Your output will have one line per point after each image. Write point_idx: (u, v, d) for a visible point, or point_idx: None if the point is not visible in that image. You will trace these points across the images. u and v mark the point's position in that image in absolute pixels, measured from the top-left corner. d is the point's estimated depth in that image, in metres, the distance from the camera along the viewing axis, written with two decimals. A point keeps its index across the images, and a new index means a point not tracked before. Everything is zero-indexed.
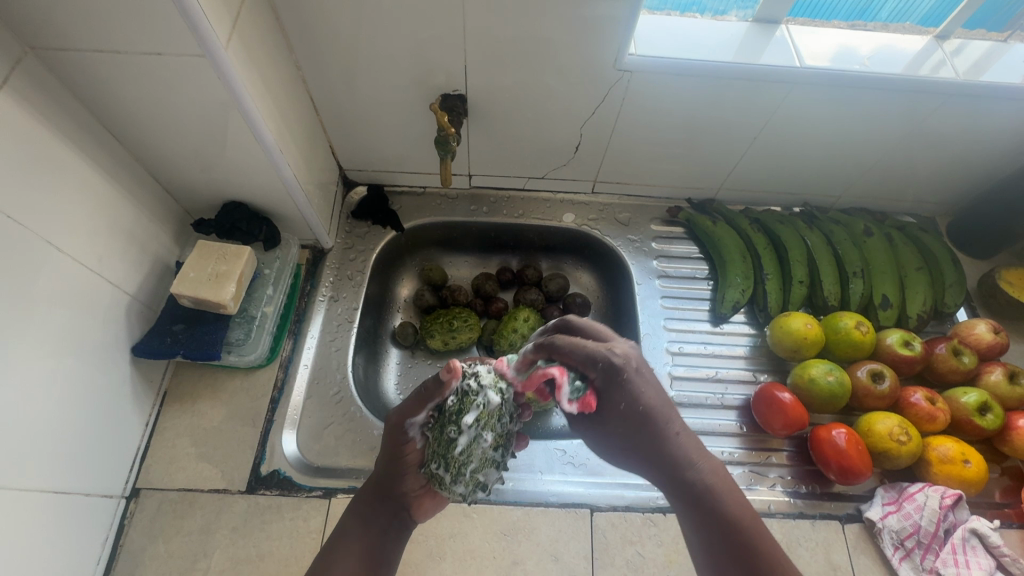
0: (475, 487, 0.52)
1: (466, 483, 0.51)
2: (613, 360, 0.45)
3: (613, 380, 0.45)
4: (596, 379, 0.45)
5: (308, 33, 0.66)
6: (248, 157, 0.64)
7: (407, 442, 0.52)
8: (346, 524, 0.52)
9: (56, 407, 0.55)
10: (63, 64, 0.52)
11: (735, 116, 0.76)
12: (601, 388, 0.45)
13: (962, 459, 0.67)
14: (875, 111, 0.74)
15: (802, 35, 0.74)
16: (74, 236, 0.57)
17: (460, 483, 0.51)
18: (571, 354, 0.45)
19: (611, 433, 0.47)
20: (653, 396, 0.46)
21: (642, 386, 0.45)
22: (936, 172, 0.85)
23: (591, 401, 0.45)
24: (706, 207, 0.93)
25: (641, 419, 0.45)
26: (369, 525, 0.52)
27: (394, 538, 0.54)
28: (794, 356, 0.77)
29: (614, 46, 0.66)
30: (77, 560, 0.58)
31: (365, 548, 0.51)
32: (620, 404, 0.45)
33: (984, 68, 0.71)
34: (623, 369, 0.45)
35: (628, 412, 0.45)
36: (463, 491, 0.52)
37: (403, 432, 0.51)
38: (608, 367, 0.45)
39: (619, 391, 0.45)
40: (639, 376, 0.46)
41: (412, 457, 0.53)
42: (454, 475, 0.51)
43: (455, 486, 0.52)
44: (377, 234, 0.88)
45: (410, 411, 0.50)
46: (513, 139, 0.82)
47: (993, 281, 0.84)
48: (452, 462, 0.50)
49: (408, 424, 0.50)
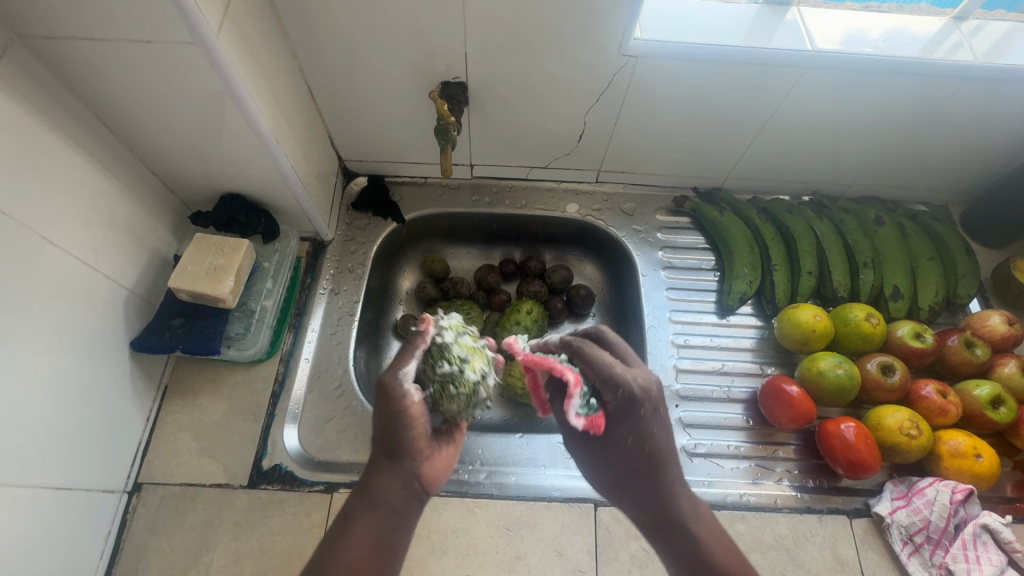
0: (484, 372, 0.54)
1: (473, 366, 0.53)
2: (632, 392, 0.47)
3: (628, 412, 0.48)
4: (611, 403, 0.48)
5: (303, 21, 0.64)
6: (245, 147, 0.63)
7: (404, 398, 0.51)
8: (349, 511, 0.48)
9: (55, 403, 0.55)
10: (51, 52, 0.50)
11: (743, 103, 0.74)
12: (613, 415, 0.48)
13: (974, 453, 0.65)
14: (889, 96, 0.72)
15: (814, 18, 0.71)
16: (69, 230, 0.56)
17: (469, 370, 0.53)
18: (594, 367, 0.49)
19: (611, 462, 0.49)
20: (662, 439, 0.48)
21: (651, 425, 0.48)
22: (950, 159, 0.83)
23: (599, 422, 0.47)
24: (713, 196, 0.91)
25: (647, 457, 0.48)
26: (379, 506, 0.48)
27: (410, 516, 0.49)
28: (803, 348, 0.76)
29: (619, 30, 0.64)
30: (81, 555, 0.58)
31: (377, 530, 0.47)
32: (628, 438, 0.48)
33: (1003, 50, 0.69)
34: (639, 405, 0.48)
35: (633, 443, 0.48)
36: (476, 379, 0.53)
37: (398, 386, 0.51)
38: (626, 397, 0.48)
39: (628, 421, 0.48)
40: (653, 415, 0.48)
41: (414, 414, 0.51)
42: (460, 362, 0.52)
43: (466, 375, 0.52)
44: (378, 226, 0.87)
45: (398, 364, 0.52)
46: (516, 127, 0.80)
47: (1008, 270, 0.82)
48: (453, 354, 0.53)
49: (401, 373, 0.51)
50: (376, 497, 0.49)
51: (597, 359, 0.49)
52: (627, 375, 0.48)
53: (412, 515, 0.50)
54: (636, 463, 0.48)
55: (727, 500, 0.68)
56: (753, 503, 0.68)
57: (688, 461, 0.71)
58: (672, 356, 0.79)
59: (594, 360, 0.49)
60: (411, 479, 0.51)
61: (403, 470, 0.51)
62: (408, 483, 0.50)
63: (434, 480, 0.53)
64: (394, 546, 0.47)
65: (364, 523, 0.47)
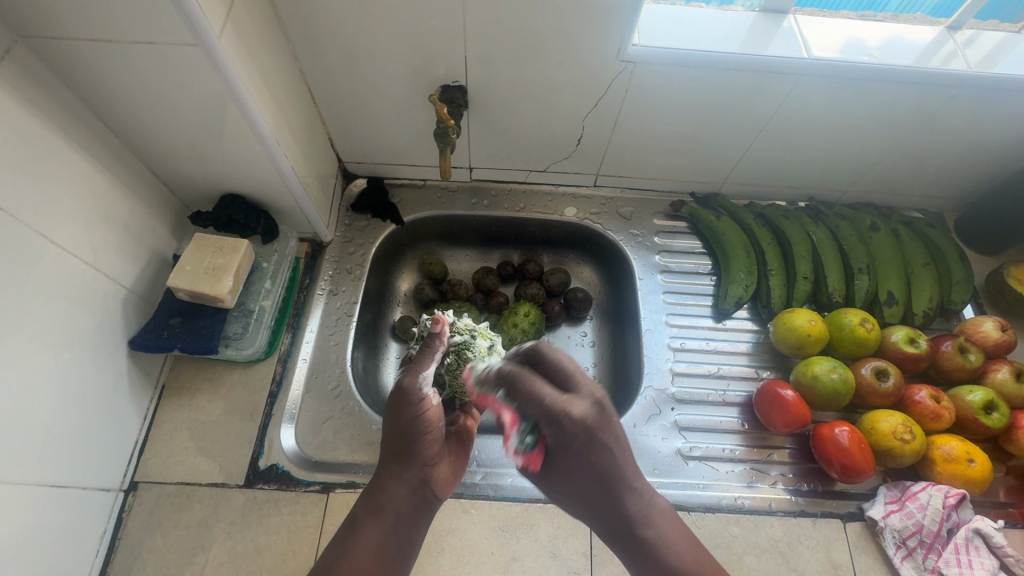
0: (493, 340, 0.64)
1: (482, 334, 0.63)
2: (564, 426, 0.47)
3: (564, 446, 0.48)
4: (548, 439, 0.49)
5: (305, 24, 0.65)
6: (245, 148, 0.63)
7: (423, 403, 0.51)
8: (356, 518, 0.50)
9: (53, 401, 0.55)
10: (54, 53, 0.51)
11: (740, 109, 0.75)
12: (551, 448, 0.49)
13: (966, 458, 0.66)
14: (883, 104, 0.73)
15: (810, 26, 0.72)
16: (70, 228, 0.56)
17: (479, 340, 0.62)
18: (529, 406, 0.48)
19: (560, 485, 0.51)
20: (609, 460, 0.48)
21: (594, 451, 0.48)
22: (944, 166, 0.83)
23: (537, 460, 0.51)
24: (710, 201, 0.92)
25: (594, 479, 0.48)
26: (385, 514, 0.49)
27: (416, 522, 0.51)
28: (798, 353, 0.76)
29: (617, 36, 0.65)
30: (77, 552, 0.58)
31: (381, 537, 0.48)
32: (570, 466, 0.49)
33: (997, 59, 0.70)
34: (576, 436, 0.47)
35: (574, 472, 0.49)
36: (487, 344, 0.62)
37: (417, 392, 0.51)
38: (559, 432, 0.47)
39: (566, 452, 0.48)
40: (593, 441, 0.48)
41: (430, 420, 0.52)
42: (469, 333, 0.62)
43: (477, 342, 0.61)
44: (377, 228, 0.87)
45: (417, 369, 0.53)
46: (514, 131, 0.81)
47: (1001, 277, 0.83)
48: (462, 329, 0.62)
49: (421, 378, 0.52)
50: (383, 504, 0.50)
51: (532, 395, 0.48)
52: (560, 409, 0.47)
53: (419, 520, 0.51)
54: (585, 485, 0.49)
55: (721, 503, 0.68)
56: (748, 506, 0.68)
57: (683, 464, 0.71)
58: (668, 360, 0.80)
59: (525, 401, 0.48)
60: (420, 484, 0.52)
61: (410, 474, 0.51)
62: (417, 489, 0.51)
63: (442, 484, 0.54)
64: (398, 553, 0.49)
65: (369, 532, 0.48)
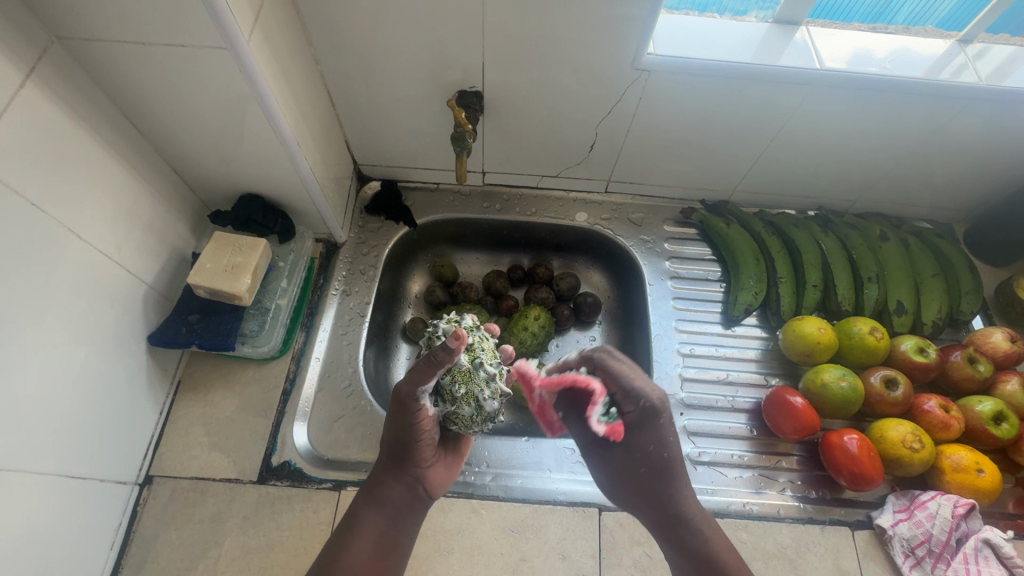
0: (479, 400, 0.53)
1: (466, 400, 0.52)
2: (654, 403, 0.52)
3: (649, 421, 0.52)
4: (632, 414, 0.52)
5: (327, 29, 0.66)
6: (266, 149, 0.64)
7: (418, 410, 0.52)
8: (358, 508, 0.53)
9: (75, 394, 0.56)
10: (86, 53, 0.52)
11: (751, 118, 0.76)
12: (634, 423, 0.53)
13: (975, 468, 0.66)
14: (895, 114, 0.73)
15: (821, 37, 0.73)
16: (95, 224, 0.58)
17: (463, 406, 0.52)
18: (616, 379, 0.52)
19: (625, 467, 0.54)
20: (677, 446, 0.53)
21: (669, 430, 0.53)
22: (955, 177, 0.84)
23: (620, 430, 0.52)
24: (720, 209, 0.93)
25: (662, 463, 0.53)
26: (383, 507, 0.53)
27: (409, 517, 0.54)
28: (807, 360, 0.77)
29: (632, 45, 0.66)
30: (91, 545, 0.59)
31: (381, 529, 0.52)
32: (649, 445, 0.53)
33: (1007, 72, 0.71)
34: (658, 414, 0.52)
35: (649, 446, 0.53)
36: (470, 412, 0.53)
37: (415, 402, 0.52)
38: (647, 409, 0.52)
39: (649, 429, 0.52)
40: (668, 421, 0.53)
41: (426, 428, 0.54)
42: (451, 401, 0.53)
43: (459, 410, 0.53)
44: (390, 229, 0.88)
45: (417, 382, 0.51)
46: (528, 137, 0.82)
47: (1011, 288, 0.83)
48: (445, 393, 0.53)
49: (419, 392, 0.51)
50: (383, 498, 0.53)
51: (620, 370, 0.52)
52: (647, 386, 0.52)
53: (414, 513, 0.55)
54: (652, 469, 0.53)
55: (730, 508, 0.69)
56: (756, 512, 0.69)
57: (691, 469, 0.72)
58: (677, 365, 0.80)
59: (618, 373, 0.52)
60: (415, 483, 0.55)
61: (407, 473, 0.55)
62: (413, 486, 0.55)
63: (436, 481, 0.57)
64: (396, 543, 0.52)
65: (370, 522, 0.52)
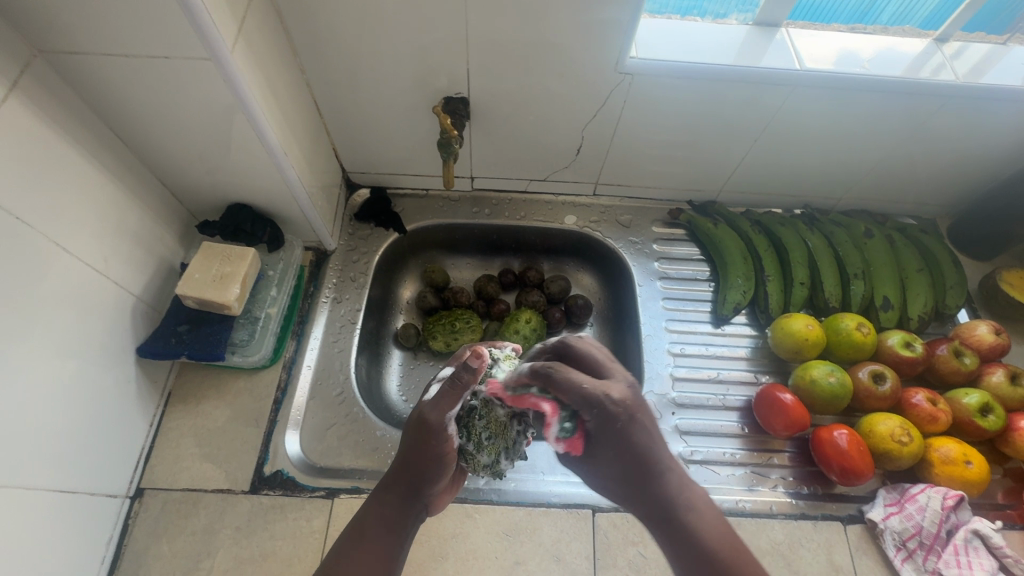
0: (498, 455, 0.56)
1: (488, 450, 0.55)
2: (606, 406, 0.46)
3: (606, 427, 0.47)
4: (589, 421, 0.47)
5: (312, 38, 0.66)
6: (253, 158, 0.65)
7: (444, 438, 0.52)
8: (364, 522, 0.51)
9: (62, 408, 0.56)
10: (69, 66, 0.52)
11: (735, 120, 0.77)
12: (592, 432, 0.48)
13: (963, 460, 0.67)
14: (875, 112, 0.75)
15: (801, 38, 0.74)
16: (81, 237, 0.58)
17: (482, 451, 0.55)
18: (567, 393, 0.47)
19: (603, 477, 0.49)
20: (645, 444, 0.47)
21: (633, 430, 0.46)
22: (937, 172, 0.85)
23: (579, 445, 0.49)
24: (707, 209, 0.93)
25: (634, 462, 0.46)
26: (391, 524, 0.51)
27: (414, 534, 0.53)
28: (796, 357, 0.78)
29: (615, 48, 0.67)
30: (82, 560, 0.58)
31: (387, 545, 0.50)
32: (611, 449, 0.47)
33: (984, 70, 0.72)
34: (616, 417, 0.46)
35: (616, 449, 0.47)
36: (487, 460, 0.56)
37: (441, 428, 0.52)
38: (601, 412, 0.46)
39: (607, 435, 0.47)
40: (630, 422, 0.47)
41: (445, 455, 0.53)
42: (475, 444, 0.55)
43: (478, 455, 0.55)
44: (380, 236, 0.88)
45: (447, 406, 0.51)
46: (515, 141, 0.83)
47: (995, 282, 0.84)
48: (472, 432, 0.54)
49: (446, 419, 0.51)
50: (391, 515, 0.51)
51: (569, 381, 0.47)
52: (598, 390, 0.47)
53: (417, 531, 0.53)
54: (623, 473, 0.47)
55: (723, 506, 0.69)
56: (749, 509, 0.69)
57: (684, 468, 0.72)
58: (668, 365, 0.81)
59: (563, 382, 0.47)
60: (424, 504, 0.54)
61: (419, 497, 0.53)
62: (423, 506, 0.54)
63: (439, 502, 0.57)
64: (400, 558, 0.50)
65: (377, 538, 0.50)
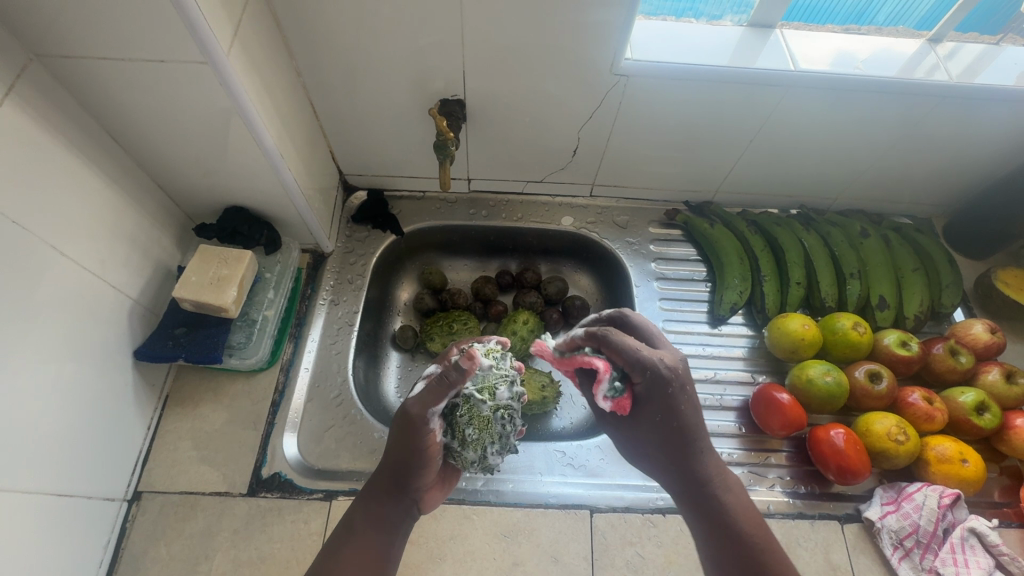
0: (485, 452, 0.54)
1: (474, 446, 0.53)
2: (660, 372, 0.47)
3: (656, 391, 0.48)
4: (639, 384, 0.48)
5: (308, 41, 0.67)
6: (250, 162, 0.65)
7: (428, 435, 0.51)
8: (353, 520, 0.52)
9: (60, 412, 0.56)
10: (65, 70, 0.52)
11: (730, 121, 0.77)
12: (641, 395, 0.49)
13: (960, 458, 0.67)
14: (870, 113, 0.75)
15: (796, 39, 0.74)
16: (77, 240, 0.58)
17: (468, 449, 0.53)
18: (622, 354, 0.48)
19: (639, 441, 0.52)
20: (688, 416, 0.49)
21: (680, 400, 0.48)
22: (932, 172, 0.85)
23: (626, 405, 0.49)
24: (703, 209, 0.94)
25: (676, 432, 0.49)
26: (378, 523, 0.52)
27: (403, 533, 0.53)
28: (793, 357, 0.78)
29: (611, 50, 0.67)
30: (79, 563, 0.58)
31: (373, 544, 0.51)
32: (658, 414, 0.48)
33: (977, 71, 0.72)
34: (668, 385, 0.47)
35: (660, 416, 0.48)
36: (473, 457, 0.54)
37: (425, 424, 0.50)
38: (655, 377, 0.47)
39: (656, 400, 0.48)
40: (680, 391, 0.48)
41: (429, 453, 0.52)
42: (460, 441, 0.53)
43: (464, 452, 0.53)
44: (377, 238, 0.89)
45: (430, 402, 0.50)
46: (512, 142, 0.83)
47: (990, 281, 0.84)
48: (456, 429, 0.53)
49: (428, 414, 0.50)
50: (378, 514, 0.52)
51: (623, 343, 0.48)
52: (654, 356, 0.48)
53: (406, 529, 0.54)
54: (664, 440, 0.49)
55: None
56: None
57: None
58: None
59: (620, 344, 0.48)
60: (411, 502, 0.54)
61: (405, 495, 0.53)
62: (410, 504, 0.54)
63: (429, 500, 0.57)
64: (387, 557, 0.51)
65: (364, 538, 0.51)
